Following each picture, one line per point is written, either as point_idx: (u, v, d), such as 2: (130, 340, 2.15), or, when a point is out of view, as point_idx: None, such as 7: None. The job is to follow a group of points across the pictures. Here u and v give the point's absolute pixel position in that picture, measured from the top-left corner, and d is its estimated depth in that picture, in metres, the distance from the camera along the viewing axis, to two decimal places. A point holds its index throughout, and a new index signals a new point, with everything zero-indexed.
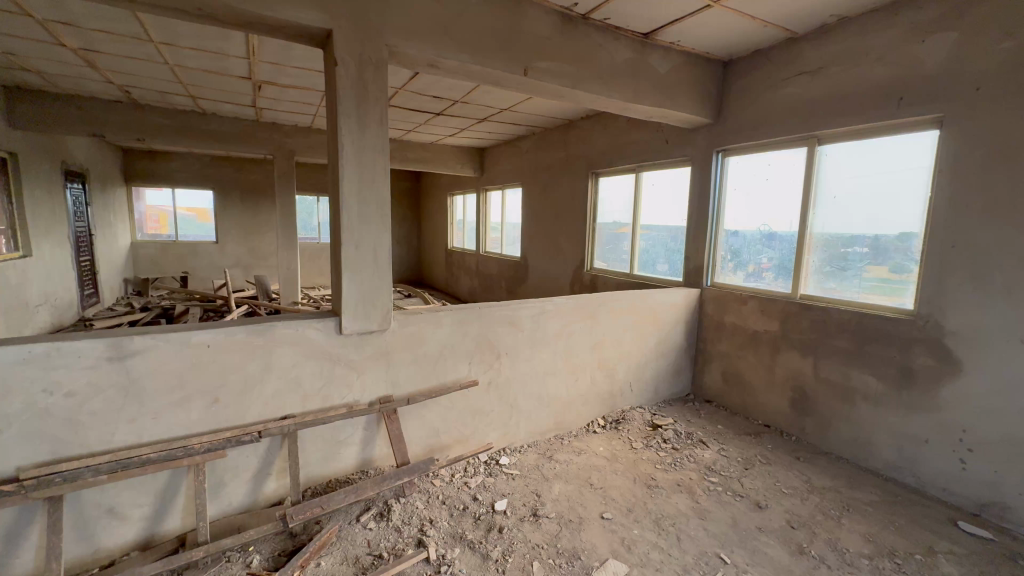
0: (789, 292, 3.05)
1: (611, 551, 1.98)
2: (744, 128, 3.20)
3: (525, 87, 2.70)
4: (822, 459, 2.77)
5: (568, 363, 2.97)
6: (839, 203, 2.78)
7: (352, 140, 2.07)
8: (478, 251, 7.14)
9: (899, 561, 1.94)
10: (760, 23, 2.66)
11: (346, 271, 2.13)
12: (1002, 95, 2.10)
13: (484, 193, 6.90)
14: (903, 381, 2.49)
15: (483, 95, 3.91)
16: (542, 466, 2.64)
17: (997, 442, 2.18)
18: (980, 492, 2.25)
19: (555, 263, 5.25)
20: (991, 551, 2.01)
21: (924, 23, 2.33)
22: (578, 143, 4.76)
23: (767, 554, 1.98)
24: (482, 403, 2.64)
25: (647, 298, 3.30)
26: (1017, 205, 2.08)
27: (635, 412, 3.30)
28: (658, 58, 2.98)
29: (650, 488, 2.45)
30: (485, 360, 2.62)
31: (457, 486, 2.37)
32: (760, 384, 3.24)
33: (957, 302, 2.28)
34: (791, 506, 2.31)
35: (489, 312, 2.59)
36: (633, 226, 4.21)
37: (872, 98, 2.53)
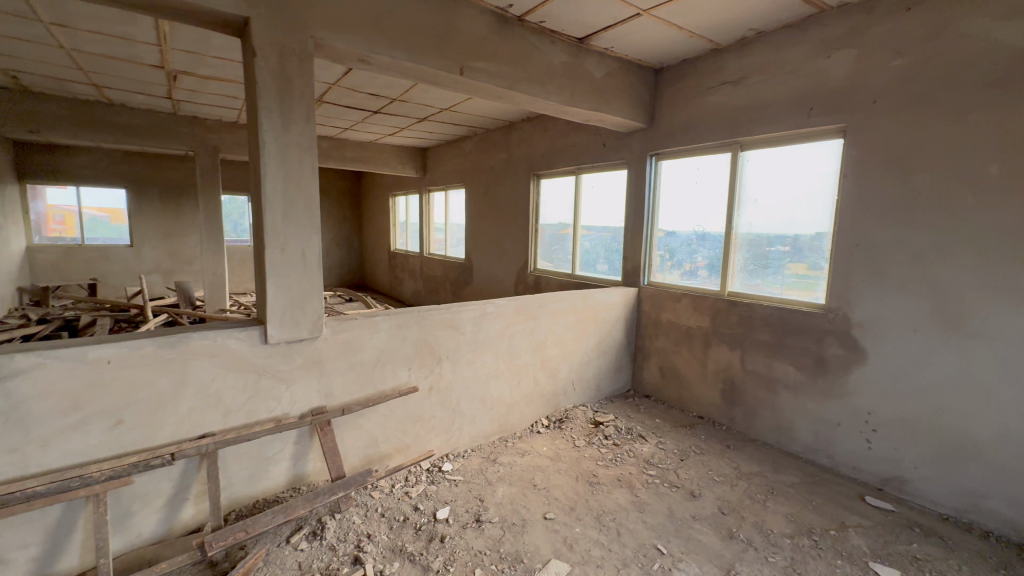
0: (719, 289, 3.22)
1: (553, 551, 1.98)
2: (675, 133, 3.35)
3: (463, 87, 2.67)
4: (749, 446, 2.95)
5: (510, 364, 2.97)
6: (760, 206, 2.97)
7: (274, 137, 1.94)
8: (422, 253, 7.00)
9: (815, 537, 2.09)
10: (686, 33, 2.79)
11: (270, 275, 1.99)
12: (893, 108, 2.33)
13: (427, 194, 6.77)
14: (818, 370, 2.69)
15: (422, 95, 3.83)
16: (486, 470, 2.61)
17: (896, 423, 2.41)
18: (883, 468, 2.48)
19: (500, 264, 5.25)
20: (893, 522, 2.22)
21: (829, 39, 2.53)
22: (520, 144, 4.78)
23: (700, 541, 2.07)
24: (422, 409, 2.58)
25: (588, 297, 3.37)
26: (908, 207, 2.31)
27: (577, 410, 3.36)
28: (594, 62, 3.05)
29: (591, 485, 2.49)
30: (425, 365, 2.56)
31: (398, 497, 2.30)
32: (694, 377, 3.39)
33: (861, 296, 2.50)
34: (722, 493, 2.43)
35: (428, 316, 2.53)
36: (574, 227, 4.29)
37: (787, 107, 2.72)
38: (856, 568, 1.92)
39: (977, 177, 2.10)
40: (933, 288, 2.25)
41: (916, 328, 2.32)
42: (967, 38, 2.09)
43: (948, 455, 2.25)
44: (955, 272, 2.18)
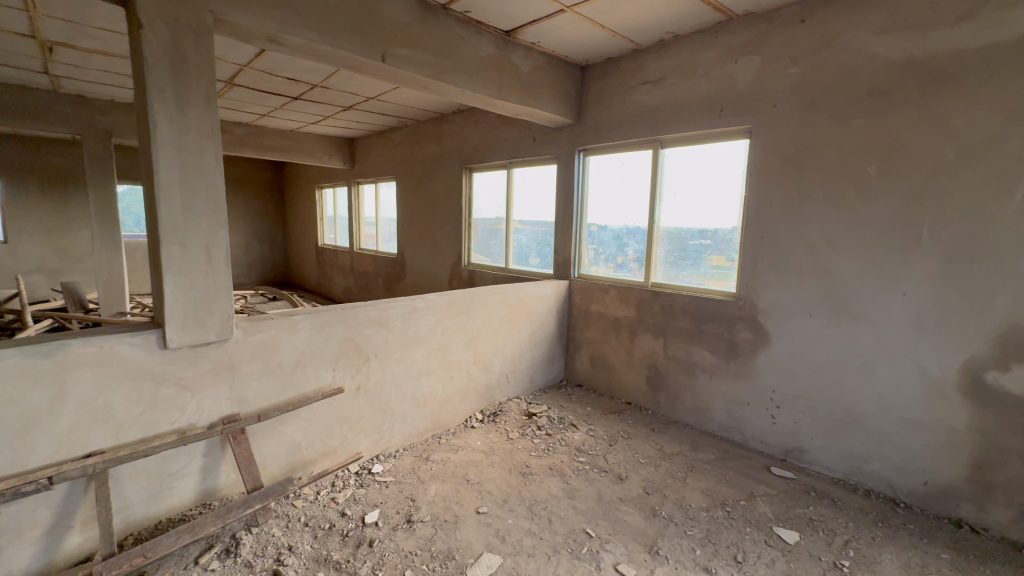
0: (643, 281, 3.36)
1: (486, 544, 1.99)
2: (601, 130, 3.44)
3: (386, 76, 2.57)
4: (671, 428, 3.13)
5: (442, 360, 2.92)
6: (678, 201, 3.14)
7: (169, 119, 1.75)
8: (352, 248, 6.71)
9: (728, 508, 2.26)
10: (609, 32, 2.86)
11: (168, 273, 1.80)
12: (790, 112, 2.54)
13: (356, 186, 6.49)
14: (730, 353, 2.90)
15: (346, 82, 3.64)
16: (418, 468, 2.56)
17: (796, 399, 2.66)
18: (785, 441, 2.73)
19: (433, 259, 5.16)
20: (794, 488, 2.44)
21: (737, 45, 2.71)
22: (451, 137, 4.71)
23: (627, 521, 2.16)
24: (349, 410, 2.47)
25: (520, 291, 3.40)
26: (804, 203, 2.53)
27: (511, 403, 3.39)
28: (521, 56, 3.05)
29: (524, 476, 2.52)
30: (351, 364, 2.45)
31: (323, 504, 2.19)
32: (622, 365, 3.53)
33: (766, 284, 2.72)
34: (647, 474, 2.56)
35: (353, 313, 2.42)
36: (506, 222, 4.31)
37: (700, 107, 2.89)
38: (762, 533, 2.10)
39: (859, 176, 2.34)
40: (824, 276, 2.49)
41: (810, 313, 2.56)
42: (849, 51, 2.32)
43: (838, 425, 2.51)
44: (842, 261, 2.43)
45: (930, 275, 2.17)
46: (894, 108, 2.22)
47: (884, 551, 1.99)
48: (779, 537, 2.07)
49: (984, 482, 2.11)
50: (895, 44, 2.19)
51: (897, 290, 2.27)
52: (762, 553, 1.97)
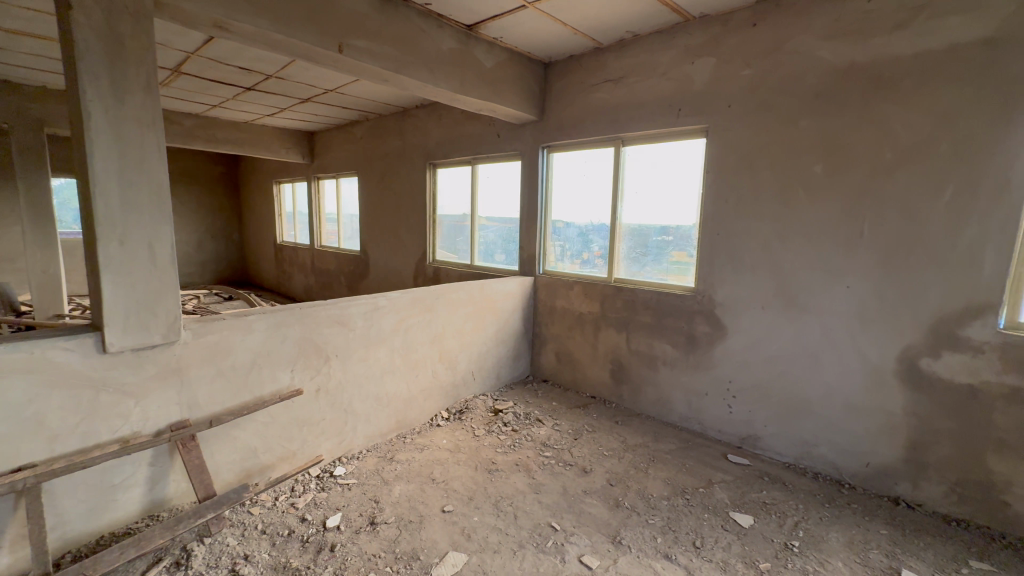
0: (606, 276, 3.42)
1: (451, 543, 1.97)
2: (564, 127, 3.47)
3: (344, 67, 2.50)
4: (634, 420, 3.20)
5: (406, 359, 2.88)
6: (639, 197, 3.21)
7: (105, 108, 1.64)
8: (312, 245, 6.51)
9: (687, 496, 2.34)
10: (571, 29, 2.88)
11: (105, 272, 1.69)
12: (743, 113, 2.64)
13: (316, 181, 6.29)
14: (689, 346, 3.00)
15: (302, 73, 3.52)
16: (382, 469, 2.51)
17: (750, 388, 2.77)
18: (741, 429, 2.84)
19: (397, 256, 5.07)
20: (749, 474, 2.55)
21: (693, 46, 2.78)
22: (414, 132, 4.64)
23: (591, 513, 2.20)
24: (309, 412, 2.40)
25: (485, 287, 3.39)
26: (757, 200, 2.64)
27: (477, 400, 3.38)
28: (483, 52, 3.03)
29: (490, 473, 2.52)
30: (311, 365, 2.37)
31: (282, 510, 2.12)
32: (587, 360, 3.59)
33: (722, 279, 2.81)
34: (610, 466, 2.62)
35: (312, 313, 2.35)
36: (471, 218, 4.28)
37: (660, 107, 2.96)
38: (719, 518, 2.18)
39: (807, 175, 2.46)
40: (776, 271, 2.61)
41: (763, 306, 2.67)
42: (797, 55, 2.43)
43: (789, 412, 2.64)
44: (792, 257, 2.54)
45: (870, 268, 2.31)
46: (838, 111, 2.33)
47: (830, 529, 2.11)
48: (735, 522, 2.15)
49: (919, 461, 2.26)
50: (840, 49, 2.30)
51: (842, 284, 2.40)
52: (719, 537, 2.05)
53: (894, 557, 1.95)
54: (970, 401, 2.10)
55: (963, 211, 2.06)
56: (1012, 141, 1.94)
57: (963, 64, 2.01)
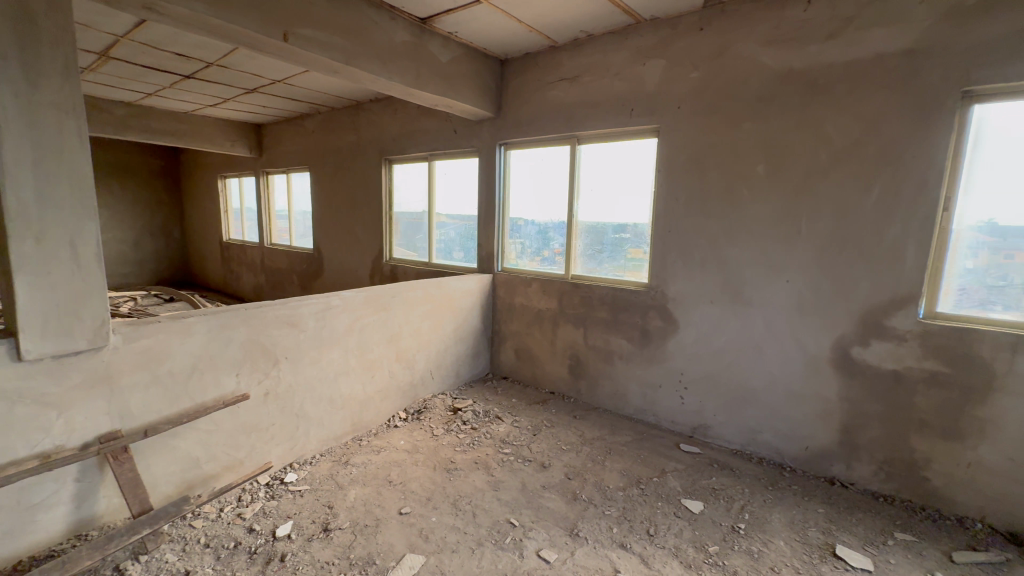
0: (564, 273, 3.46)
1: (408, 545, 1.94)
2: (521, 124, 3.47)
3: (290, 57, 2.39)
4: (591, 414, 3.26)
5: (361, 359, 2.80)
6: (595, 195, 3.26)
7: (15, 92, 1.49)
8: (262, 243, 6.22)
9: (642, 486, 2.40)
10: (525, 27, 2.88)
11: (19, 273, 1.54)
12: (691, 114, 2.73)
13: (265, 176, 6.02)
14: (644, 341, 3.08)
15: (246, 62, 3.35)
16: (337, 474, 2.44)
17: (700, 380, 2.88)
18: (692, 419, 2.95)
19: (352, 254, 4.93)
20: (699, 462, 2.65)
21: (644, 48, 2.86)
22: (369, 127, 4.52)
23: (549, 508, 2.22)
24: (257, 418, 2.29)
25: (443, 285, 3.35)
26: (705, 198, 2.74)
27: (436, 399, 3.34)
28: (438, 46, 2.98)
29: (448, 472, 2.50)
30: (258, 368, 2.27)
31: (228, 522, 2.02)
32: (545, 356, 3.62)
33: (674, 275, 2.90)
34: (568, 460, 2.65)
35: (259, 314, 2.24)
36: (429, 215, 4.22)
37: (613, 107, 3.02)
38: (672, 506, 2.25)
39: (750, 175, 2.57)
40: (723, 266, 2.72)
41: (711, 300, 2.78)
42: (740, 59, 2.54)
43: (736, 402, 2.76)
44: (738, 253, 2.66)
45: (808, 264, 2.45)
46: (778, 114, 2.46)
47: (773, 511, 2.23)
48: (686, 508, 2.24)
49: (851, 443, 2.42)
50: (779, 55, 2.42)
51: (782, 279, 2.53)
52: (672, 524, 2.12)
53: (830, 533, 2.08)
54: (895, 385, 2.27)
55: (887, 210, 2.22)
56: (929, 145, 2.10)
57: (887, 73, 2.16)
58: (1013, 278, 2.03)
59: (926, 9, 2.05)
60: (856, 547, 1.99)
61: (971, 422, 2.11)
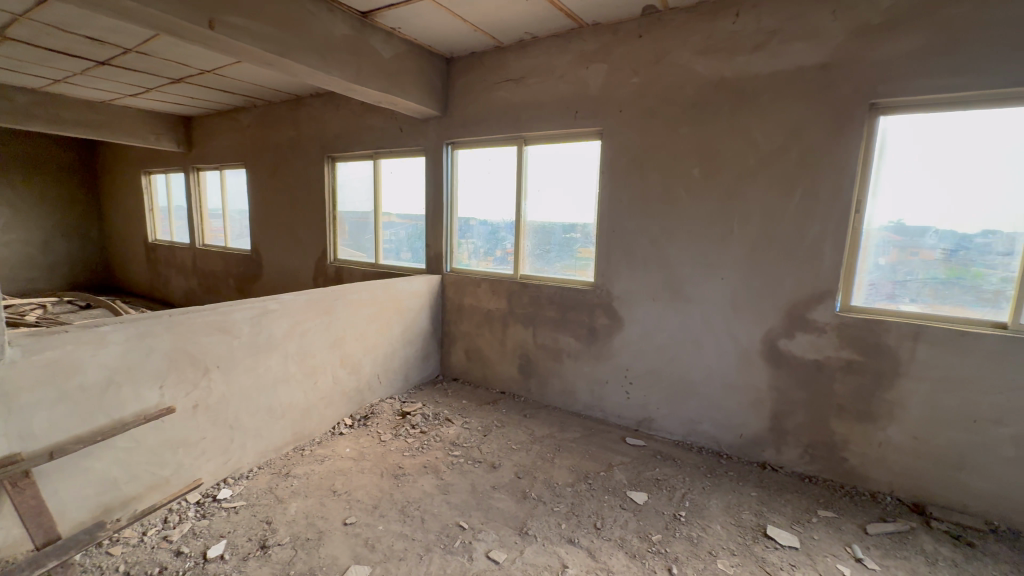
0: (513, 273, 3.47)
1: (353, 556, 1.88)
2: (468, 123, 3.45)
3: (218, 46, 2.24)
4: (541, 412, 3.30)
5: (302, 366, 2.68)
6: (542, 196, 3.30)
7: None
8: (193, 244, 5.81)
9: (590, 481, 2.46)
10: (471, 26, 2.86)
11: None
12: (633, 118, 2.82)
13: (195, 173, 5.63)
14: (591, 338, 3.15)
15: (170, 50, 3.11)
16: (276, 487, 2.32)
17: (644, 375, 2.98)
18: (637, 413, 3.05)
19: (294, 255, 4.71)
20: (644, 454, 2.75)
21: (587, 52, 2.92)
22: (309, 122, 4.34)
23: (499, 508, 2.22)
24: (186, 432, 2.14)
25: (389, 287, 3.27)
26: (646, 200, 2.84)
27: (383, 404, 3.25)
28: (381, 41, 2.90)
29: (396, 478, 2.44)
30: (186, 379, 2.11)
31: (152, 546, 1.87)
32: (495, 356, 3.62)
33: (618, 274, 2.99)
34: (519, 459, 2.67)
35: (185, 321, 2.09)
36: (375, 215, 4.11)
37: (558, 109, 3.07)
38: (618, 498, 2.32)
39: (687, 177, 2.69)
40: (663, 265, 2.83)
41: (654, 298, 2.89)
42: (677, 67, 2.65)
43: (677, 395, 2.88)
44: (677, 252, 2.77)
45: (740, 262, 2.59)
46: (712, 120, 2.58)
47: (711, 497, 2.35)
48: (631, 500, 2.31)
49: (780, 429, 2.59)
50: (712, 64, 2.55)
51: (718, 276, 2.67)
52: (618, 517, 2.18)
53: (762, 515, 2.22)
54: (817, 374, 2.45)
55: (808, 211, 2.39)
56: (842, 152, 2.29)
57: (807, 84, 2.33)
58: (916, 273, 2.24)
59: (839, 26, 2.23)
60: (784, 526, 2.14)
61: (882, 404, 2.31)
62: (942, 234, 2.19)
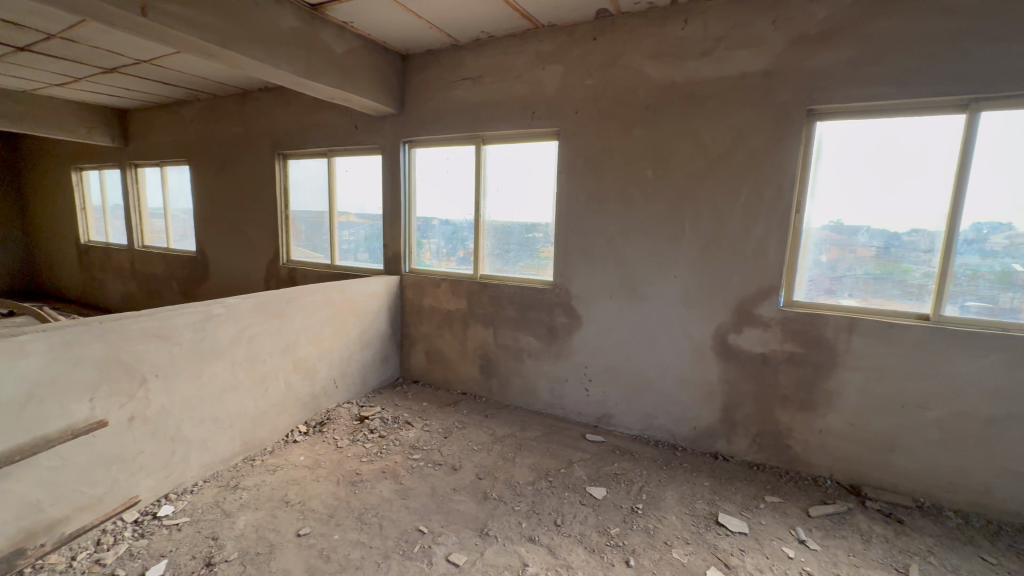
0: (473, 273, 3.45)
1: (306, 568, 1.81)
2: (425, 122, 3.40)
3: (151, 34, 2.10)
4: (503, 412, 3.30)
5: (251, 372, 2.56)
6: (500, 195, 3.30)
7: None
8: (131, 246, 5.45)
9: (550, 478, 2.48)
10: (426, 22, 2.82)
11: None
12: (589, 119, 2.86)
13: (133, 169, 5.28)
14: (551, 337, 3.18)
15: (100, 37, 2.90)
16: (223, 501, 2.20)
17: (603, 372, 3.04)
18: (596, 410, 3.10)
19: (244, 257, 4.50)
20: (603, 450, 2.80)
21: (543, 53, 2.94)
22: (258, 117, 4.15)
23: (459, 510, 2.20)
24: (121, 447, 2.00)
25: (345, 288, 3.18)
26: (603, 199, 2.89)
27: (340, 409, 3.16)
28: (332, 35, 2.81)
29: (353, 485, 2.37)
30: (120, 390, 1.97)
31: (82, 571, 1.73)
32: (456, 357, 3.59)
33: (577, 273, 3.02)
34: (480, 459, 2.66)
35: (118, 327, 1.95)
36: (330, 215, 3.99)
37: (515, 109, 3.07)
38: (578, 494, 2.35)
39: (641, 178, 2.76)
40: (620, 264, 2.89)
41: (611, 296, 2.95)
42: (630, 70, 2.71)
43: (635, 390, 2.95)
44: (632, 251, 2.84)
45: (691, 261, 2.69)
46: (663, 122, 2.66)
47: (667, 489, 2.42)
48: (591, 495, 2.34)
49: (731, 421, 2.70)
50: (663, 68, 2.62)
51: (671, 275, 2.75)
52: (577, 512, 2.21)
53: (714, 503, 2.30)
54: (764, 366, 2.57)
55: (754, 212, 2.50)
56: (783, 155, 2.41)
57: (750, 90, 2.44)
58: (851, 270, 2.39)
59: (779, 35, 2.35)
60: (734, 513, 2.23)
61: (822, 394, 2.45)
62: (874, 233, 2.34)
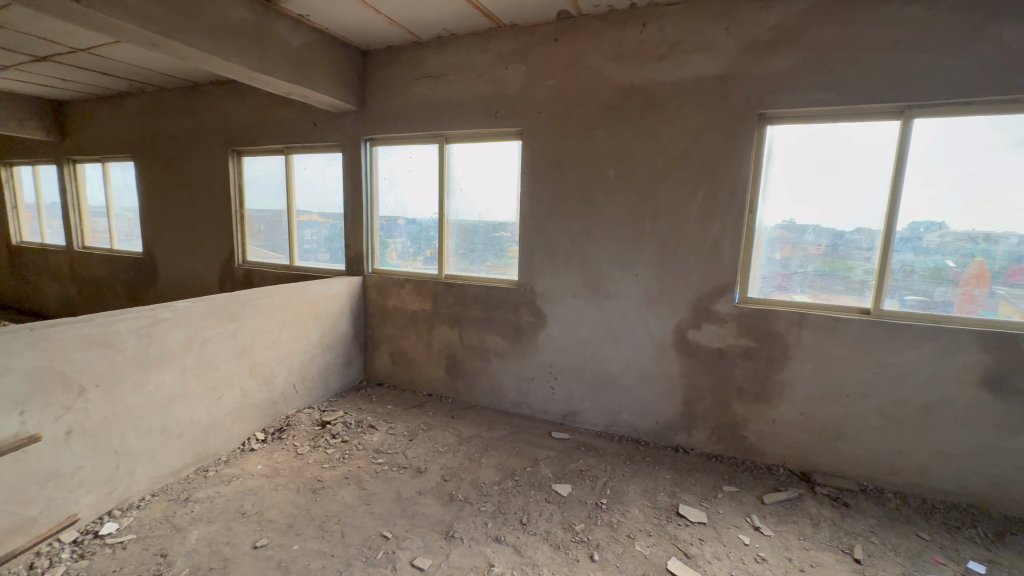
0: (438, 273, 3.42)
1: None
2: (386, 120, 3.34)
3: (86, 21, 1.97)
4: (469, 412, 3.28)
5: (202, 379, 2.45)
6: (465, 194, 3.28)
7: None
8: (70, 247, 5.09)
9: (517, 477, 2.48)
10: (385, 18, 2.77)
11: None
12: (551, 119, 2.88)
13: (71, 165, 4.93)
14: (516, 336, 3.18)
15: (29, 23, 2.69)
16: (173, 515, 2.09)
17: (568, 369, 3.07)
18: (562, 407, 3.13)
19: (196, 258, 4.29)
20: (569, 447, 2.83)
21: (506, 52, 2.94)
22: (210, 112, 3.97)
23: (424, 513, 2.17)
24: (56, 463, 1.86)
25: (304, 290, 3.09)
26: (566, 199, 2.92)
27: (301, 415, 3.06)
28: (287, 29, 2.72)
29: (314, 492, 2.31)
30: (55, 402, 1.84)
31: None
32: (421, 358, 3.55)
33: (542, 272, 3.04)
34: (446, 461, 2.64)
35: (52, 335, 1.82)
36: (288, 214, 3.86)
37: (478, 108, 3.06)
38: (544, 492, 2.36)
39: (603, 178, 2.81)
40: (583, 263, 2.93)
41: (575, 294, 2.98)
42: (591, 71, 2.75)
43: (599, 387, 3.00)
44: (595, 250, 2.88)
45: (652, 259, 2.75)
46: (624, 123, 2.71)
47: (630, 483, 2.47)
48: (556, 493, 2.37)
49: (691, 414, 2.79)
50: (623, 70, 2.67)
51: (633, 273, 2.81)
52: (543, 510, 2.22)
53: (675, 495, 2.37)
54: (720, 361, 2.66)
55: (710, 212, 2.58)
56: (737, 157, 2.50)
57: (705, 94, 2.52)
58: (800, 267, 2.51)
59: (731, 41, 2.43)
60: (694, 503, 2.30)
61: (775, 386, 2.56)
62: (821, 232, 2.47)
